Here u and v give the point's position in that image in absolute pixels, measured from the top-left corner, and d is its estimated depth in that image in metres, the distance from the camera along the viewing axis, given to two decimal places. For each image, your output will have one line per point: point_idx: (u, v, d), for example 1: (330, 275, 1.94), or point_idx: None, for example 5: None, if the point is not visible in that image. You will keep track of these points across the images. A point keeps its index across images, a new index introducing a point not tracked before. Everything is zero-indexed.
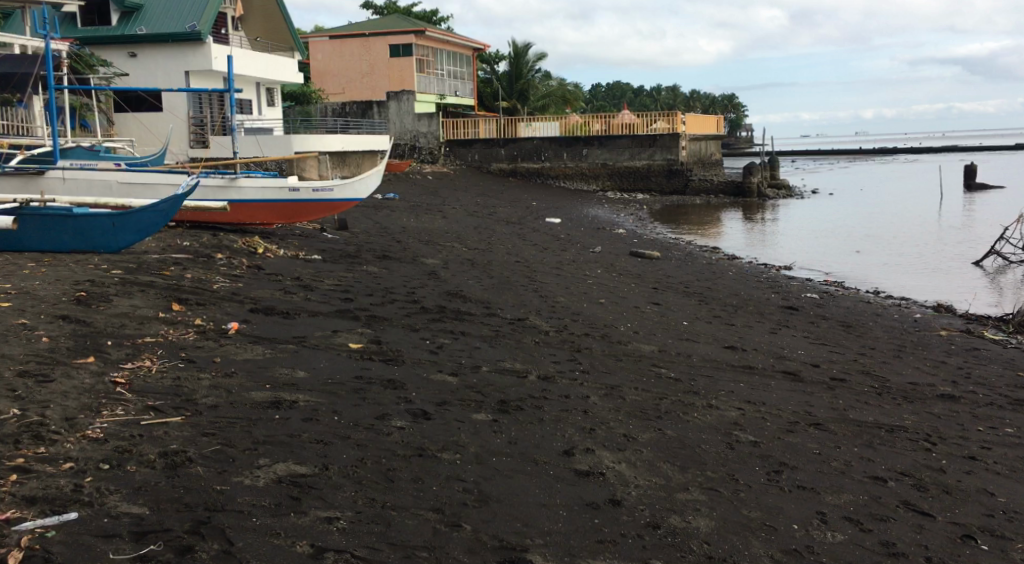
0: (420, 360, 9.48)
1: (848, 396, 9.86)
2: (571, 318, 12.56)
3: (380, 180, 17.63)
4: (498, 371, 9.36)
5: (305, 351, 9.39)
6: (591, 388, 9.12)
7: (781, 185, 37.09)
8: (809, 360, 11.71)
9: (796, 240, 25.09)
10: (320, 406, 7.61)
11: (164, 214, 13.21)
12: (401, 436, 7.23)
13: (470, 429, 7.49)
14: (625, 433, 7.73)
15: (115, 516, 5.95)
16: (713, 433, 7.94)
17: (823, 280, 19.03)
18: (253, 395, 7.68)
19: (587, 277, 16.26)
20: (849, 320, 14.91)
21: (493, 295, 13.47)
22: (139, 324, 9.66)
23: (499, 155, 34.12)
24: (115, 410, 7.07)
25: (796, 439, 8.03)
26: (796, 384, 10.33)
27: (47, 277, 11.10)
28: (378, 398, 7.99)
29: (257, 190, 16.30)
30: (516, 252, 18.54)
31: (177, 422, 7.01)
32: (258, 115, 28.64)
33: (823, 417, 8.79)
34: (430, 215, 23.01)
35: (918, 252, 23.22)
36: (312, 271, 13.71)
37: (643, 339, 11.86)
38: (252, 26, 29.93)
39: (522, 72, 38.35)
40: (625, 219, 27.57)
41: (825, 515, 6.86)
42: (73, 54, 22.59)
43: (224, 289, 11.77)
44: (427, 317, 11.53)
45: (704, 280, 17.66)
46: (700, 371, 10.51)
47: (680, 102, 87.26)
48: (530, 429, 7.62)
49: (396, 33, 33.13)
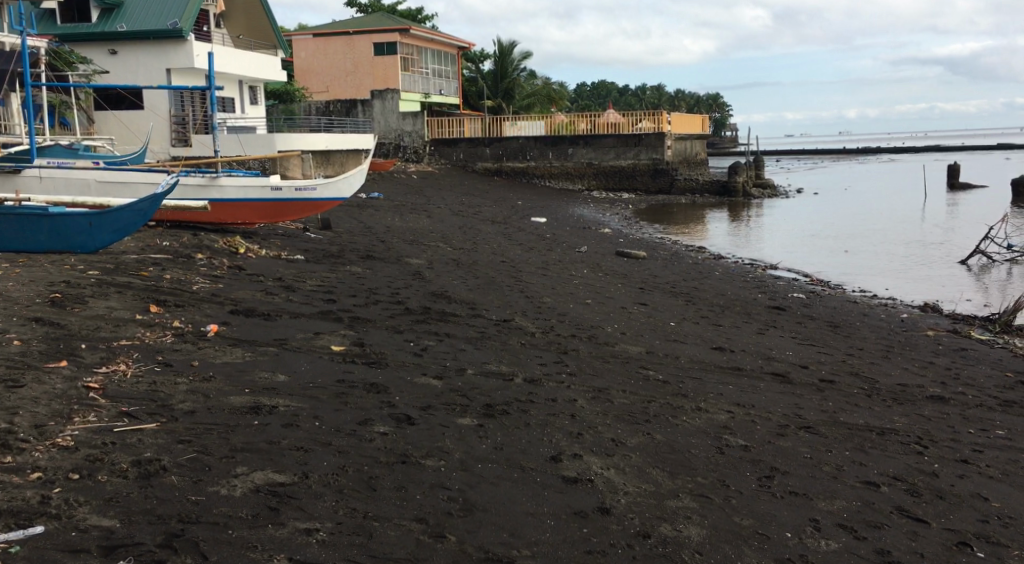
0: (403, 363, 9.29)
1: (838, 398, 9.72)
2: (557, 319, 12.39)
3: (363, 179, 17.42)
4: (483, 374, 9.18)
5: (286, 354, 9.18)
6: (578, 391, 8.95)
7: (766, 185, 37.04)
8: (797, 361, 11.57)
9: (781, 239, 24.98)
10: (300, 411, 7.42)
11: (142, 214, 13.04)
12: (384, 442, 7.04)
13: (455, 435, 7.30)
14: (614, 438, 7.56)
15: (84, 530, 5.74)
16: (703, 437, 7.77)
17: (809, 280, 18.92)
18: (232, 400, 7.48)
19: (573, 277, 16.10)
20: (837, 320, 14.79)
21: (478, 296, 13.30)
22: (115, 326, 9.43)
23: (484, 154, 33.91)
24: (87, 416, 6.85)
25: (787, 443, 7.88)
26: (785, 385, 10.18)
27: (22, 278, 10.86)
28: (360, 403, 7.80)
29: (238, 189, 16.05)
30: (501, 252, 18.37)
31: (152, 428, 6.79)
32: (242, 114, 28.37)
33: (814, 420, 8.63)
34: (415, 214, 22.83)
35: (904, 251, 23.13)
36: (295, 271, 13.50)
37: (630, 340, 11.70)
38: (234, 23, 29.60)
39: (507, 71, 38.16)
40: (611, 218, 27.42)
41: (819, 522, 6.70)
42: (52, 49, 22.32)
43: (204, 290, 11.55)
44: (411, 318, 11.33)
45: (690, 280, 17.53)
46: (687, 373, 10.36)
47: (665, 101, 87.32)
48: (517, 434, 7.44)
49: (380, 31, 32.91)
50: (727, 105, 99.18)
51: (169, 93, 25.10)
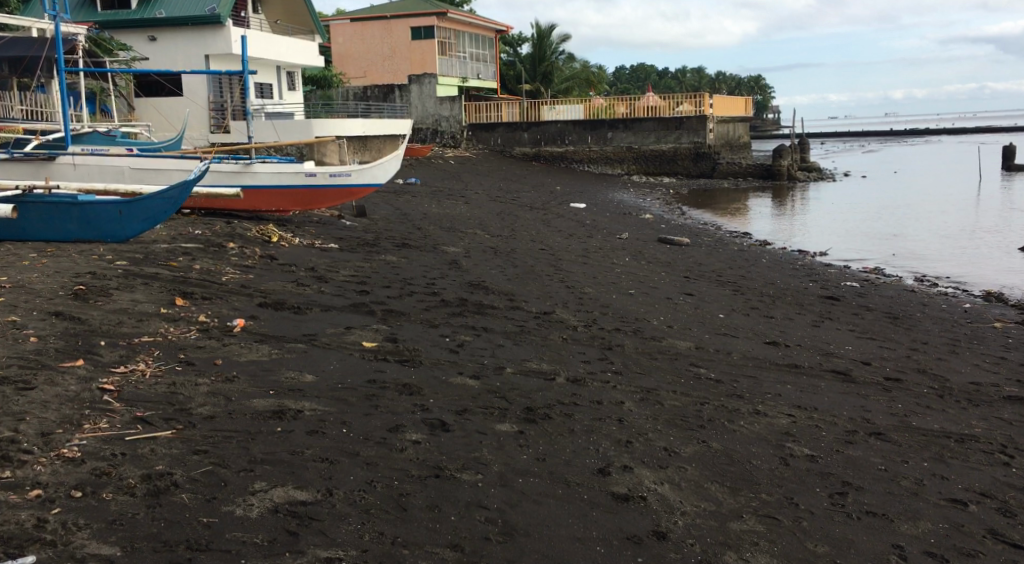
0: (438, 361, 8.75)
1: (907, 400, 9.08)
2: (600, 311, 11.82)
3: (399, 164, 16.82)
4: (523, 373, 8.61)
5: (315, 351, 8.67)
6: (625, 393, 8.36)
7: (811, 168, 36.16)
8: (859, 358, 10.93)
9: (829, 225, 24.15)
10: (327, 416, 6.91)
11: (174, 201, 12.59)
12: (416, 452, 6.50)
13: (494, 444, 6.75)
14: (666, 447, 6.96)
15: (81, 559, 5.26)
16: (765, 446, 7.17)
17: (862, 268, 18.14)
18: (254, 403, 6.98)
19: (617, 266, 15.49)
20: (896, 311, 14.10)
21: (517, 286, 12.73)
22: (138, 321, 8.97)
23: (522, 139, 33.19)
24: (98, 423, 6.38)
25: (856, 452, 7.26)
26: (848, 385, 9.56)
27: (46, 270, 10.44)
28: (392, 406, 7.27)
29: (271, 175, 15.60)
30: (541, 239, 17.80)
31: (166, 436, 6.32)
32: (279, 100, 27.98)
33: (884, 425, 8.00)
34: (453, 201, 22.30)
35: (959, 236, 22.27)
36: (328, 260, 13.00)
37: (678, 334, 11.09)
38: (272, 8, 29.02)
39: (545, 54, 37.45)
40: (652, 204, 26.72)
41: (904, 550, 6.08)
42: (96, 36, 22.01)
43: (233, 281, 11.07)
44: (447, 311, 10.78)
45: (737, 268, 16.87)
46: (742, 370, 9.74)
47: (705, 84, 85.99)
48: (561, 443, 6.87)
49: (418, 15, 32.41)
50: (768, 86, 97.61)
51: (208, 79, 24.74)
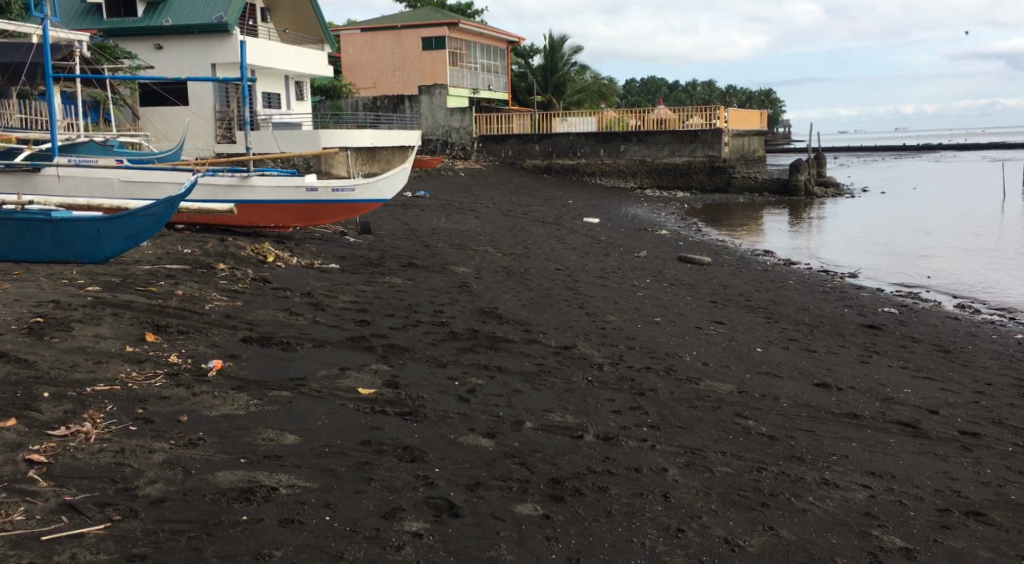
0: (447, 413, 7.39)
1: (994, 463, 7.80)
2: (626, 344, 10.49)
3: (407, 179, 15.41)
4: (545, 429, 7.28)
5: (301, 401, 7.33)
6: (668, 455, 7.03)
7: (829, 183, 34.84)
8: (924, 405, 9.52)
9: (853, 242, 22.67)
10: (309, 495, 5.75)
11: (159, 218, 11.23)
12: (415, 554, 5.43)
13: (513, 537, 5.66)
14: (726, 538, 5.89)
15: None
16: (846, 536, 6.09)
17: (898, 291, 16.68)
18: (217, 478, 5.78)
19: (639, 289, 14.14)
20: (945, 344, 12.71)
21: (533, 314, 11.39)
22: (95, 363, 7.62)
23: (533, 151, 31.92)
24: (12, 515, 5.30)
25: (957, 543, 6.18)
26: (923, 442, 8.23)
27: (5, 296, 9.14)
28: (389, 480, 6.04)
29: (271, 190, 14.23)
30: (556, 258, 16.49)
31: (96, 535, 5.26)
32: (286, 110, 26.73)
33: (981, 501, 6.81)
34: (462, 214, 21.02)
35: (993, 256, 20.77)
36: (326, 284, 11.68)
37: (717, 374, 9.72)
38: (281, 17, 27.83)
39: (557, 66, 35.97)
40: (668, 219, 25.42)
41: None
42: (97, 44, 20.78)
43: (216, 310, 9.75)
44: (457, 346, 9.44)
45: (765, 290, 15.53)
46: (799, 423, 8.38)
47: (716, 97, 84.50)
48: (595, 536, 5.77)
49: (428, 25, 31.02)
50: (779, 101, 95.92)
51: (213, 87, 23.52)
